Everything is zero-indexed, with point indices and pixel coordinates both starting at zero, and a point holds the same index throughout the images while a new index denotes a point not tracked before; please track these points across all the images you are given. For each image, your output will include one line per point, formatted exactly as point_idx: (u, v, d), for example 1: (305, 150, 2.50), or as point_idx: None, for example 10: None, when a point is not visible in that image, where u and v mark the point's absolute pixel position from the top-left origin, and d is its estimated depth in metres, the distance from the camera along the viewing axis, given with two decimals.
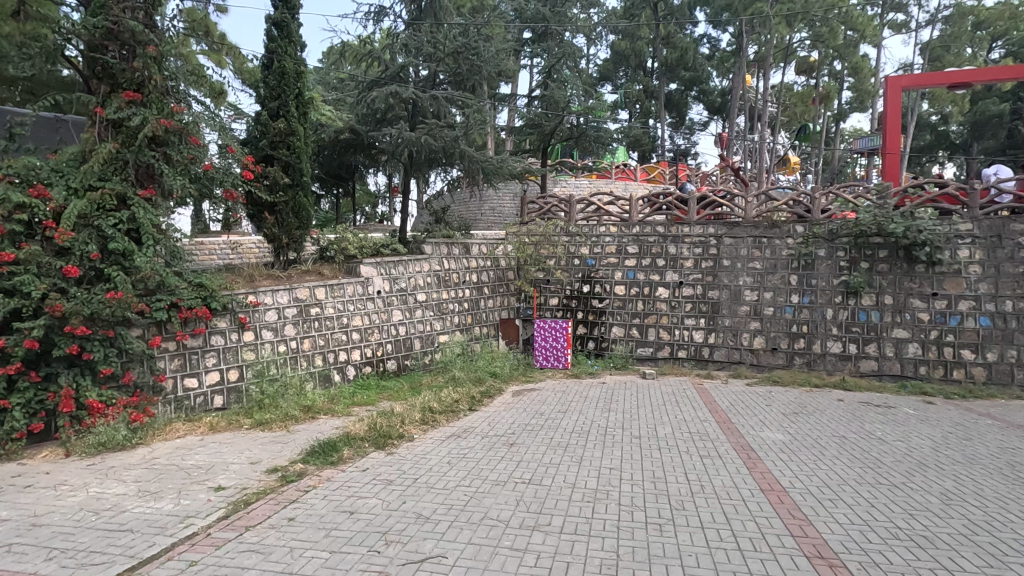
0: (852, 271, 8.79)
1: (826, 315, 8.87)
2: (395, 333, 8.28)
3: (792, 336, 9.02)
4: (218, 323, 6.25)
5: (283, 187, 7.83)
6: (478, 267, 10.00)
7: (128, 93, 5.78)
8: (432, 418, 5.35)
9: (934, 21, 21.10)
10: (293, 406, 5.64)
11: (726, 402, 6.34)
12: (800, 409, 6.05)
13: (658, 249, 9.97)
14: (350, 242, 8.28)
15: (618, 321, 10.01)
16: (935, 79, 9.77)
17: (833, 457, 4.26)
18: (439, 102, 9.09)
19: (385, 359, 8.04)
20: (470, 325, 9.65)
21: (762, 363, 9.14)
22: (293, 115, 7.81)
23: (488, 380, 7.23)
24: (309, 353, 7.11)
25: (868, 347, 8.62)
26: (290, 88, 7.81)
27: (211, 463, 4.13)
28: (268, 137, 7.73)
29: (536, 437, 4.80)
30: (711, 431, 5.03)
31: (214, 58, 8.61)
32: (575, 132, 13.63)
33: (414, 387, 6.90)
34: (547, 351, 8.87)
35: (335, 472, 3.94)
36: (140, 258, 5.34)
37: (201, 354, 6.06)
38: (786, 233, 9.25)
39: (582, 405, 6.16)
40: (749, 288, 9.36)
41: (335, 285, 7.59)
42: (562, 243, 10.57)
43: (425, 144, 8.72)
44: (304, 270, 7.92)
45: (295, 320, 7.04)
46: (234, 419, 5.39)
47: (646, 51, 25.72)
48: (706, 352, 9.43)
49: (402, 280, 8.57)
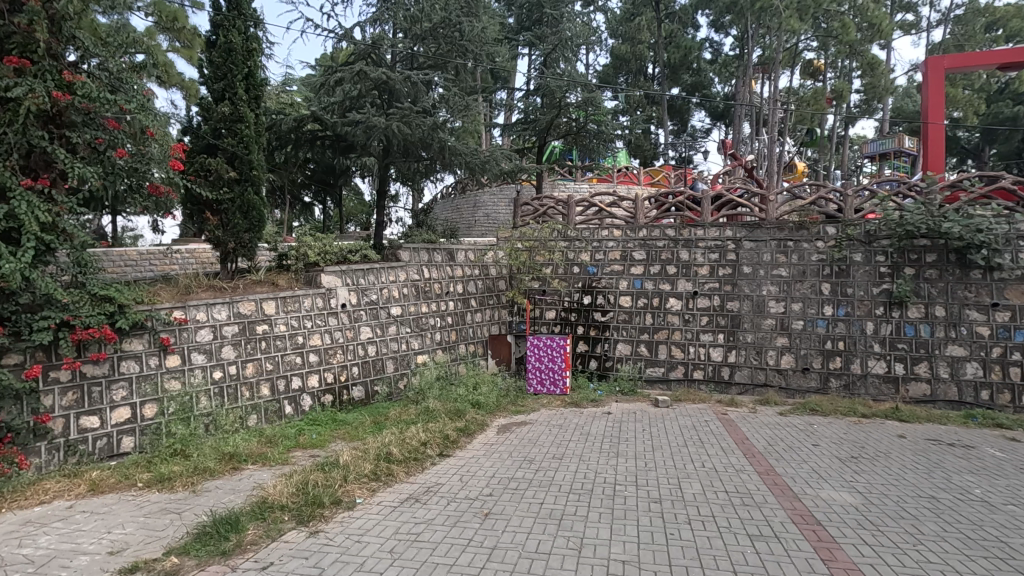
0: (895, 278, 7.59)
1: (866, 329, 7.63)
2: (363, 354, 7.05)
3: (827, 355, 7.77)
4: (132, 345, 5.06)
5: (228, 182, 6.65)
6: (464, 276, 8.80)
7: (11, 59, 4.64)
8: (387, 471, 4.12)
9: (947, 21, 20.16)
10: (211, 454, 4.38)
11: (762, 441, 5.09)
12: (860, 451, 4.78)
13: (668, 254, 8.80)
14: (312, 246, 7.09)
15: (624, 336, 8.77)
16: (986, 58, 8.52)
17: (943, 543, 2.99)
18: (418, 86, 7.84)
19: (350, 385, 6.81)
20: (455, 343, 8.42)
21: (792, 386, 7.88)
22: (241, 98, 6.63)
23: (470, 410, 5.98)
24: (252, 381, 5.89)
25: (918, 367, 7.37)
26: (237, 67, 6.65)
27: (50, 555, 2.89)
28: (211, 123, 6.57)
29: (520, 503, 3.56)
30: (755, 489, 3.78)
31: (184, 55, 7.34)
32: (574, 128, 12.44)
33: (377, 423, 5.66)
34: (543, 374, 7.57)
35: (219, 572, 2.69)
36: (4, 263, 4.13)
37: (106, 387, 4.86)
38: (815, 235, 8.09)
39: (582, 446, 4.89)
40: (774, 299, 8.16)
41: (289, 297, 6.41)
42: (560, 249, 9.37)
43: (399, 134, 7.47)
44: (255, 280, 6.76)
45: (235, 340, 5.85)
46: (129, 471, 4.14)
47: (647, 55, 24.55)
48: (726, 373, 8.18)
49: (372, 291, 7.34)
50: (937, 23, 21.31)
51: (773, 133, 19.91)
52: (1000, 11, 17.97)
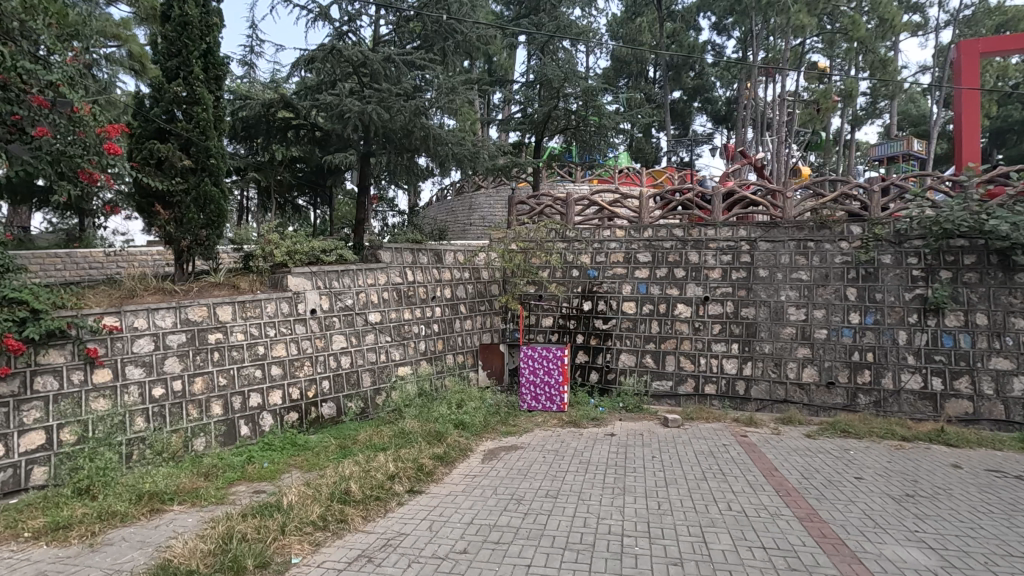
0: (929, 282, 6.84)
1: (898, 339, 6.85)
2: (335, 366, 6.25)
3: (854, 368, 6.97)
4: (50, 357, 4.31)
5: (183, 172, 5.88)
6: (453, 280, 8.04)
7: None
8: (339, 516, 3.33)
9: (956, 22, 19.53)
10: (126, 493, 3.59)
11: (796, 473, 4.29)
12: (914, 488, 3.98)
13: (675, 257, 8.03)
14: (279, 245, 6.34)
15: (627, 346, 7.97)
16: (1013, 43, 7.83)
17: None
18: (399, 68, 7.12)
19: (319, 402, 6.00)
20: (441, 353, 7.63)
21: (815, 403, 7.06)
22: (197, 77, 5.89)
23: (453, 433, 5.18)
24: (201, 399, 5.10)
25: (958, 382, 6.57)
26: (193, 43, 5.91)
27: None
28: (162, 105, 5.77)
29: (503, 567, 2.77)
30: (801, 546, 2.98)
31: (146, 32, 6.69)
32: (572, 123, 11.74)
33: (343, 448, 4.86)
34: (538, 389, 6.75)
35: None
36: None
37: (16, 406, 4.11)
38: (839, 235, 7.33)
39: (581, 480, 4.09)
40: (793, 305, 7.38)
41: (248, 301, 5.62)
42: (558, 250, 8.61)
43: (377, 121, 6.77)
44: (213, 282, 6.02)
45: (182, 351, 5.06)
46: (21, 514, 3.36)
47: (648, 57, 23.92)
48: (742, 388, 7.36)
49: (346, 295, 6.56)
50: (944, 23, 20.76)
51: (778, 136, 19.47)
52: (1012, 9, 17.36)
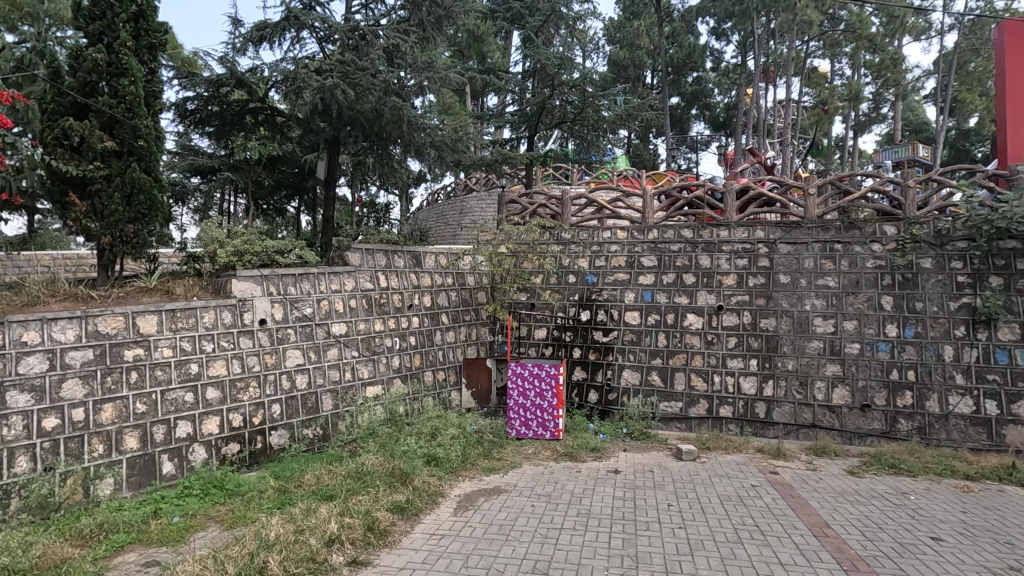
0: (978, 290, 5.95)
1: (943, 356, 5.94)
2: (288, 387, 5.27)
3: (893, 388, 6.05)
4: None
5: (104, 155, 4.93)
6: (433, 286, 7.11)
7: None
8: None
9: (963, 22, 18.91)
10: None
11: (857, 534, 3.32)
12: (1018, 558, 3.03)
13: (684, 261, 7.13)
14: (224, 243, 5.40)
15: (631, 361, 7.02)
16: None
17: None
18: (370, 44, 6.26)
19: (266, 430, 5.03)
20: (419, 370, 6.67)
21: (848, 429, 6.13)
22: (125, 44, 4.96)
23: (423, 472, 4.22)
24: (110, 431, 4.13)
25: (1017, 404, 5.65)
26: (121, 5, 5.01)
27: None
28: (79, 75, 4.83)
29: None
30: None
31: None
32: (569, 119, 10.88)
33: (283, 493, 3.90)
34: (529, 414, 5.78)
35: None
36: None
37: None
38: (871, 235, 6.43)
39: (579, 547, 3.11)
40: (821, 315, 6.46)
41: (179, 310, 4.66)
42: (553, 254, 7.72)
43: (342, 100, 5.93)
44: (142, 287, 5.03)
45: (85, 373, 4.08)
46: None
47: (646, 62, 23.28)
48: (763, 411, 6.42)
49: (305, 304, 5.60)
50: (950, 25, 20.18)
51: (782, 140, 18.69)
52: None
